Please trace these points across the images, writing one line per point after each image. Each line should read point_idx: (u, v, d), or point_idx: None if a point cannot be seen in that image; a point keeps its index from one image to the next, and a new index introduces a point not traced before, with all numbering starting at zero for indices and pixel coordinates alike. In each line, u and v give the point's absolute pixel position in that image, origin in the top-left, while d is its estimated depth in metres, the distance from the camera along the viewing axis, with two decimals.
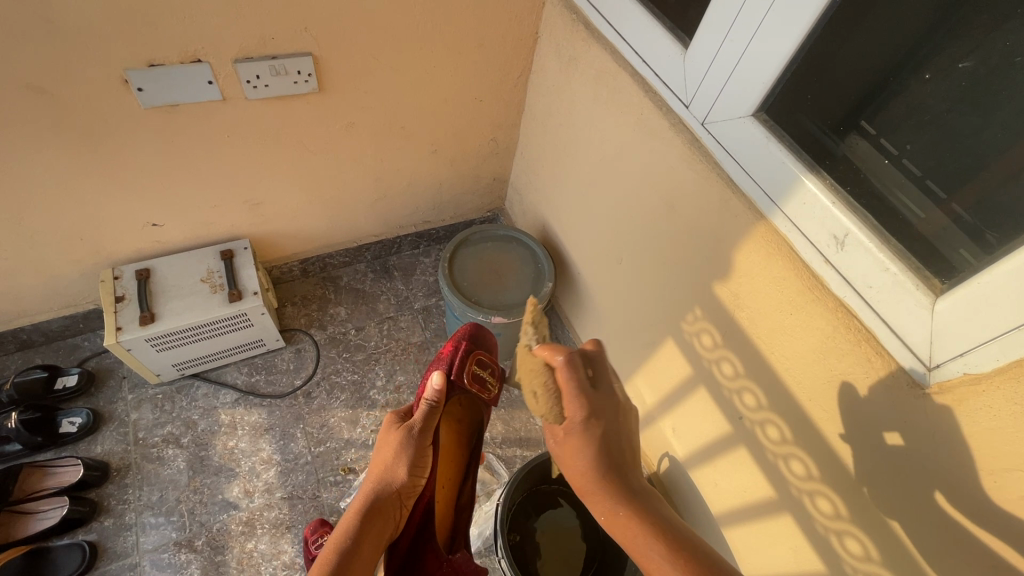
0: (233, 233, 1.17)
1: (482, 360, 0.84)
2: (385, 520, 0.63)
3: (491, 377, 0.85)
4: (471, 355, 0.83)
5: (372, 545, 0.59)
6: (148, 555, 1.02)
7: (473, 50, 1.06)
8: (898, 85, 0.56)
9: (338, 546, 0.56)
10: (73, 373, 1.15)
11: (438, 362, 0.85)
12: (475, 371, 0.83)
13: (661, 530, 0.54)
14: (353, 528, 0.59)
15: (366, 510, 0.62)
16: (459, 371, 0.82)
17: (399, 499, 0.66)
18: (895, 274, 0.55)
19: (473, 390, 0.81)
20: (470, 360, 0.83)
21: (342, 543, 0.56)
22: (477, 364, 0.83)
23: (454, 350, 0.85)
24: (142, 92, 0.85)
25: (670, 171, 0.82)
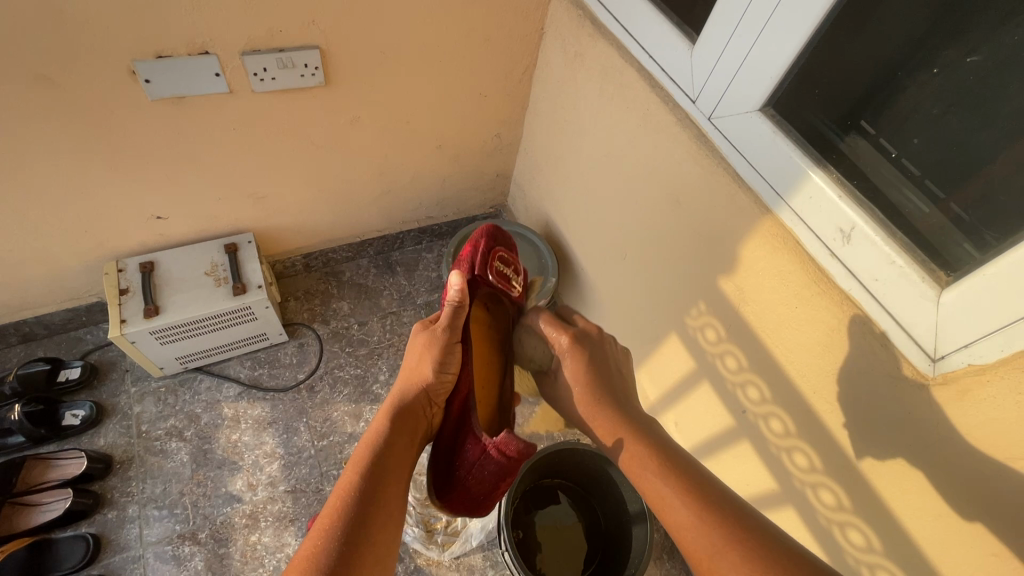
0: (238, 227, 1.17)
1: (504, 257, 0.84)
2: (415, 420, 0.67)
3: (515, 275, 0.85)
4: (493, 254, 0.82)
5: (404, 441, 0.63)
6: (152, 546, 1.02)
7: (479, 45, 1.06)
8: (906, 79, 0.57)
9: (372, 444, 0.60)
10: (76, 366, 1.15)
11: (460, 262, 0.83)
12: (498, 268, 0.83)
13: (658, 453, 0.60)
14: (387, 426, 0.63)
15: (397, 411, 0.66)
16: (483, 267, 0.81)
17: (428, 399, 0.70)
18: (900, 267, 0.56)
19: (499, 286, 0.82)
20: (493, 257, 0.82)
21: (377, 440, 0.61)
22: (499, 260, 0.83)
23: (473, 250, 0.83)
24: (149, 83, 0.85)
25: (676, 165, 0.83)
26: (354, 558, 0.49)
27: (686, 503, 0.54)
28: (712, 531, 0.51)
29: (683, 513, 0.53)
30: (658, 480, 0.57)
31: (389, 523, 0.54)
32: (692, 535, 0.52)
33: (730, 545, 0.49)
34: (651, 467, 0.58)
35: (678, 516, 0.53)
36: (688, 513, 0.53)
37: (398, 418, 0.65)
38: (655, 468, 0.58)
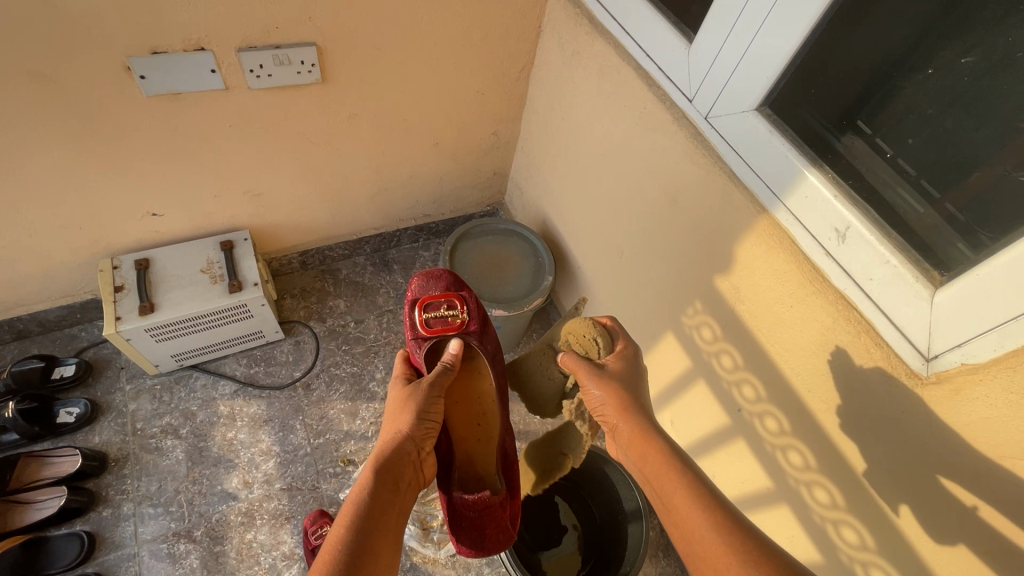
0: (233, 224, 1.17)
1: (433, 304, 0.86)
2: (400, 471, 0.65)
3: (453, 310, 0.86)
4: (418, 308, 0.86)
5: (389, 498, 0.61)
6: (147, 544, 1.02)
7: (477, 42, 1.06)
8: (902, 80, 0.57)
9: (358, 501, 0.58)
10: (71, 363, 1.14)
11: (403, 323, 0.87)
12: (436, 314, 0.85)
13: (672, 457, 0.60)
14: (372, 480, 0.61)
15: (380, 463, 0.64)
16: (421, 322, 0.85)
17: (415, 447, 0.69)
18: (895, 266, 0.56)
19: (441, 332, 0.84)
20: (424, 308, 0.86)
21: (362, 498, 0.59)
22: (433, 309, 0.86)
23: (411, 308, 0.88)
24: (144, 79, 0.84)
25: (672, 164, 0.83)
26: None
27: (703, 517, 0.53)
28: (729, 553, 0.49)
29: (700, 520, 0.53)
30: (681, 486, 0.57)
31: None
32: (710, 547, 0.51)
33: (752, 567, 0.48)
34: (668, 473, 0.58)
35: (695, 528, 0.53)
36: (705, 527, 0.52)
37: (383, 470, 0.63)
38: (668, 473, 0.58)
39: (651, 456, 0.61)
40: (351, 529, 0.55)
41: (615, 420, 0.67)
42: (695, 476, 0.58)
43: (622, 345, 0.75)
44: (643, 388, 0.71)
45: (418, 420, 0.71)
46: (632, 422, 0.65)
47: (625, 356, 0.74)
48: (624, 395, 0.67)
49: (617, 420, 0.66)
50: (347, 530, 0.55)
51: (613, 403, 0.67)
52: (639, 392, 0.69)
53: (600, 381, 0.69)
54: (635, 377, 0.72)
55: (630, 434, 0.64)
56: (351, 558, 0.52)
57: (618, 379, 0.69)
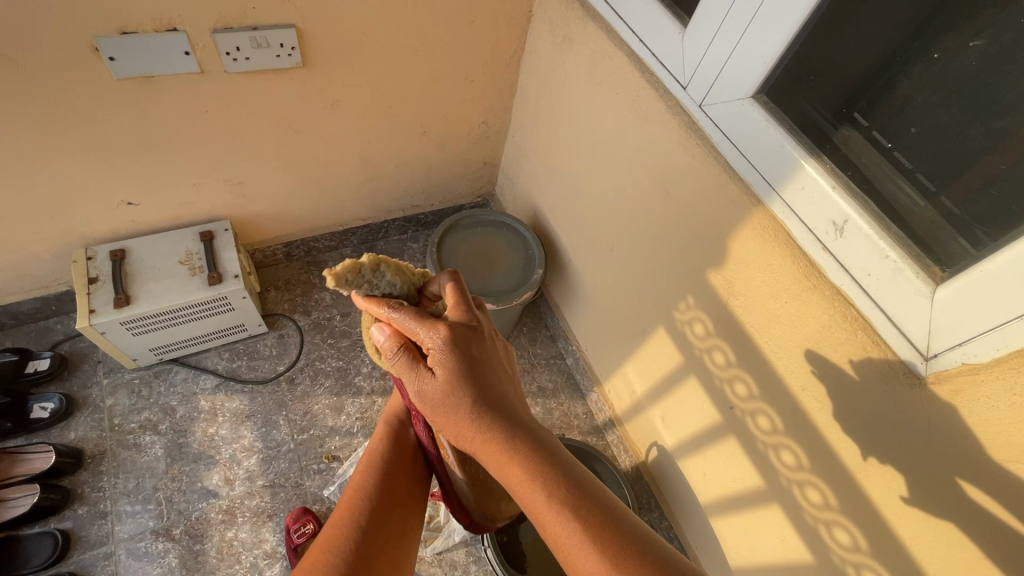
0: (214, 214, 1.13)
1: None
2: (404, 444, 0.76)
3: None
4: None
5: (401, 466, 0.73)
6: (124, 543, 0.99)
7: (465, 27, 1.02)
8: (906, 66, 0.54)
9: (376, 453, 0.74)
10: (45, 357, 1.11)
11: None
12: None
13: (532, 457, 0.52)
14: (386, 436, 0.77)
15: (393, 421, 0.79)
16: None
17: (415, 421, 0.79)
18: (895, 262, 0.54)
19: None
20: None
21: (377, 465, 0.72)
22: None
23: None
24: (113, 61, 0.80)
25: (666, 155, 0.80)
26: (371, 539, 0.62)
27: (568, 520, 0.48)
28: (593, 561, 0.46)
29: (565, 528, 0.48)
30: (542, 492, 0.50)
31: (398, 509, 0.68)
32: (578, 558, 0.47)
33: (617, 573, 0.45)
34: (523, 476, 0.51)
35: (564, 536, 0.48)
36: (574, 533, 0.47)
37: (392, 449, 0.75)
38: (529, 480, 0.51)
39: (501, 463, 0.52)
40: (364, 504, 0.66)
41: (448, 423, 0.55)
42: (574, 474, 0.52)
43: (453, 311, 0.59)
44: (490, 364, 0.58)
45: None
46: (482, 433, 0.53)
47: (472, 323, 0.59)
48: (457, 391, 0.54)
49: (457, 428, 0.55)
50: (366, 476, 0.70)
51: (449, 405, 0.54)
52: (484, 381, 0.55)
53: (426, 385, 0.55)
54: (460, 332, 0.56)
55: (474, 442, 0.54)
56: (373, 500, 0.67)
57: (456, 375, 0.54)
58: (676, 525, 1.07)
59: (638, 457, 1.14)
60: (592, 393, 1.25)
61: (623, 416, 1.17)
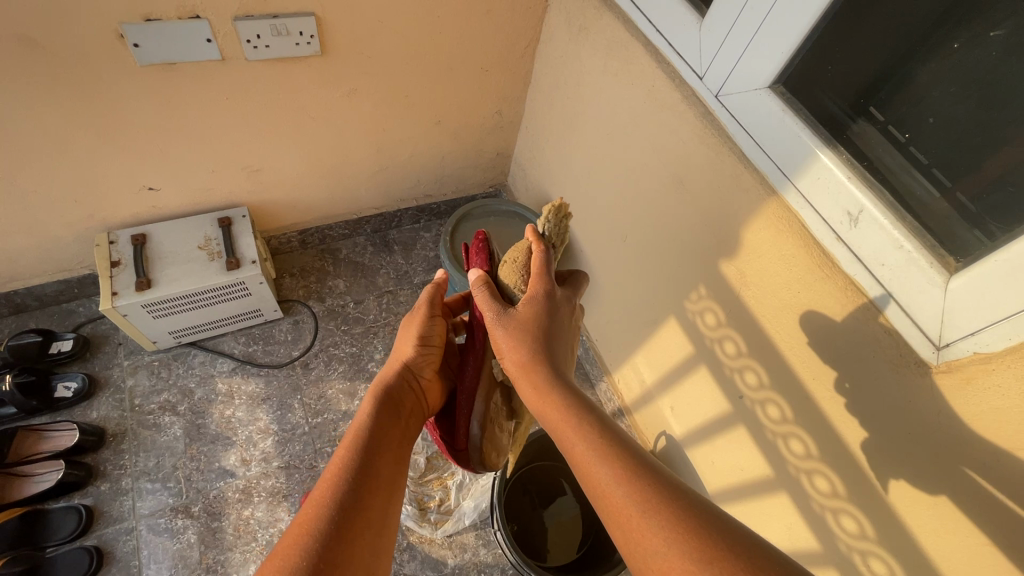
0: (231, 200, 1.15)
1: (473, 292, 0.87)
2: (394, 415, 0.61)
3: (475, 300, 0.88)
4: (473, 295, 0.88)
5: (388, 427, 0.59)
6: (145, 519, 1.02)
7: (482, 16, 1.02)
8: (926, 56, 0.53)
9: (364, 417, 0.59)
10: (68, 338, 1.14)
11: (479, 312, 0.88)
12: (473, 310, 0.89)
13: (593, 423, 0.53)
14: (376, 399, 0.62)
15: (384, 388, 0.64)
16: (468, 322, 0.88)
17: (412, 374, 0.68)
18: (909, 252, 0.54)
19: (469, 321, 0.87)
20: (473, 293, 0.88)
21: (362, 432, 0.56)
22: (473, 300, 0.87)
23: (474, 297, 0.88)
24: (138, 48, 0.82)
25: (681, 145, 0.81)
26: (352, 519, 0.47)
27: (630, 493, 0.45)
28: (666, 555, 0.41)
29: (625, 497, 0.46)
30: (606, 471, 0.48)
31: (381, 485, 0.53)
32: (629, 520, 0.45)
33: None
34: (583, 432, 0.52)
35: (611, 496, 0.46)
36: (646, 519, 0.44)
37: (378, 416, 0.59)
38: (580, 438, 0.51)
39: (556, 418, 0.54)
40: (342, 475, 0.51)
41: (518, 378, 0.60)
42: (619, 440, 0.51)
43: (537, 281, 0.64)
44: (560, 326, 0.64)
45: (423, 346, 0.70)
46: (537, 379, 0.58)
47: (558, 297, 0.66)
48: (530, 349, 0.60)
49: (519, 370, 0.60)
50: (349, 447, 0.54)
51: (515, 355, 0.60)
52: (551, 344, 0.62)
53: (505, 328, 0.61)
54: (546, 321, 0.63)
55: (531, 396, 0.58)
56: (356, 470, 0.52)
57: (529, 323, 0.62)
58: None
59: (646, 446, 1.16)
60: (602, 382, 1.26)
61: (631, 405, 1.18)
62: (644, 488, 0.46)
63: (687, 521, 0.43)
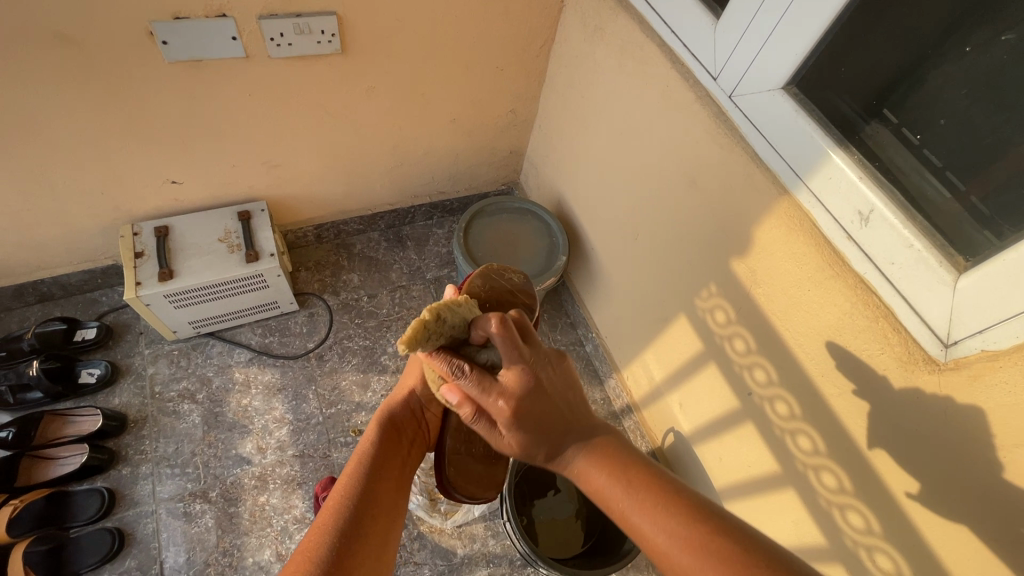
0: (251, 194, 1.18)
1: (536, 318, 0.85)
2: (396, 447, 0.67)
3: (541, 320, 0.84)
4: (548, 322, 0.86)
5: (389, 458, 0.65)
6: (164, 503, 1.05)
7: (499, 16, 1.04)
8: (939, 59, 0.54)
9: (369, 447, 0.65)
10: (92, 327, 1.17)
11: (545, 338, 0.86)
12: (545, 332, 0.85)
13: (624, 475, 0.50)
14: (380, 429, 0.68)
15: (387, 419, 0.71)
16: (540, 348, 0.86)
17: (417, 408, 0.76)
18: (919, 250, 0.55)
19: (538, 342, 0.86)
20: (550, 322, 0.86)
21: (365, 461, 0.62)
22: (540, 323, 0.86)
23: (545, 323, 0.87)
24: (166, 45, 0.84)
25: (695, 145, 0.82)
26: (354, 540, 0.52)
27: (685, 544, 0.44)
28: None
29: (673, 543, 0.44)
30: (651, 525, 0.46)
31: (383, 511, 0.58)
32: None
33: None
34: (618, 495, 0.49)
35: (685, 572, 0.43)
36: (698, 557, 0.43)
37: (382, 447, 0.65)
38: (636, 506, 0.47)
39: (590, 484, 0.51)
40: (350, 499, 0.56)
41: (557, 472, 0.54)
42: (648, 477, 0.49)
43: (495, 398, 0.52)
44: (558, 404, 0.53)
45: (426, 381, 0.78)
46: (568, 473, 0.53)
47: (529, 368, 0.53)
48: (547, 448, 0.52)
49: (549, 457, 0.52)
50: (355, 474, 0.60)
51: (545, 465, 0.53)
52: (562, 429, 0.53)
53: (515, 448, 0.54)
54: (537, 421, 0.52)
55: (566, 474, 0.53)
56: (359, 496, 0.57)
57: (528, 433, 0.52)
58: None
59: (654, 442, 1.17)
60: (611, 379, 1.27)
61: (640, 402, 1.19)
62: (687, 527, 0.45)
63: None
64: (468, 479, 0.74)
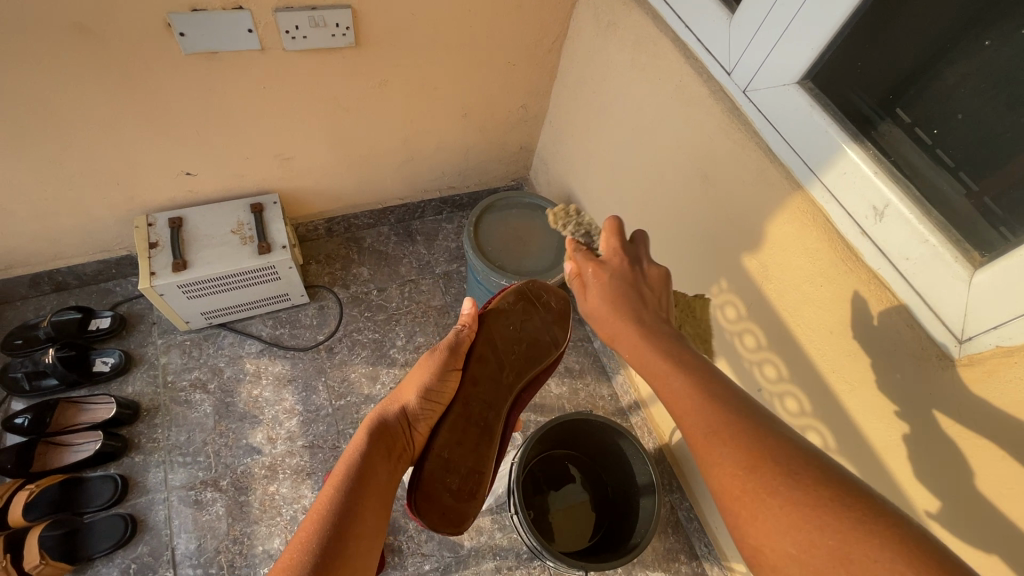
0: (263, 187, 1.19)
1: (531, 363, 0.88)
2: (381, 462, 0.66)
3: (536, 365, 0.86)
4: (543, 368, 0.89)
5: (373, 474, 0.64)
6: (176, 491, 1.06)
7: (512, 11, 1.04)
8: (957, 53, 0.54)
9: (354, 457, 0.65)
10: (106, 316, 1.19)
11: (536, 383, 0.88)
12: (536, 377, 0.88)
13: (672, 352, 0.55)
14: (368, 438, 0.68)
15: (377, 428, 0.70)
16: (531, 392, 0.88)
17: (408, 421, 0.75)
18: (934, 246, 0.55)
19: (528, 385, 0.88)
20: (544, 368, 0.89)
21: (348, 475, 0.62)
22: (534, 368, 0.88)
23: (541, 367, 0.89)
24: (183, 37, 0.85)
25: (707, 140, 0.82)
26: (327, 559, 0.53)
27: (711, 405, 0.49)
28: (773, 508, 0.42)
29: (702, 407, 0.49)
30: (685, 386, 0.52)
31: (362, 532, 0.58)
32: (727, 466, 0.45)
33: (800, 535, 0.40)
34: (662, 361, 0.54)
35: (701, 424, 0.48)
36: (718, 421, 0.48)
37: (367, 460, 0.65)
38: (681, 377, 0.52)
39: (634, 348, 0.57)
40: (330, 516, 0.56)
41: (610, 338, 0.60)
42: (695, 363, 0.54)
43: (592, 261, 0.64)
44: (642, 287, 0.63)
45: (425, 397, 0.76)
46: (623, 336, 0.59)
47: (625, 256, 0.64)
48: (616, 309, 0.60)
49: (614, 328, 0.60)
50: (336, 488, 0.60)
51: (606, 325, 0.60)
52: (635, 304, 0.61)
53: (591, 303, 0.62)
54: (619, 285, 0.62)
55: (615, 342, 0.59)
56: (339, 514, 0.57)
57: (609, 292, 0.61)
58: (697, 503, 1.09)
59: (662, 439, 1.17)
60: (619, 375, 1.28)
61: (648, 398, 1.20)
62: (719, 398, 0.50)
63: (800, 478, 0.42)
64: (435, 509, 0.73)
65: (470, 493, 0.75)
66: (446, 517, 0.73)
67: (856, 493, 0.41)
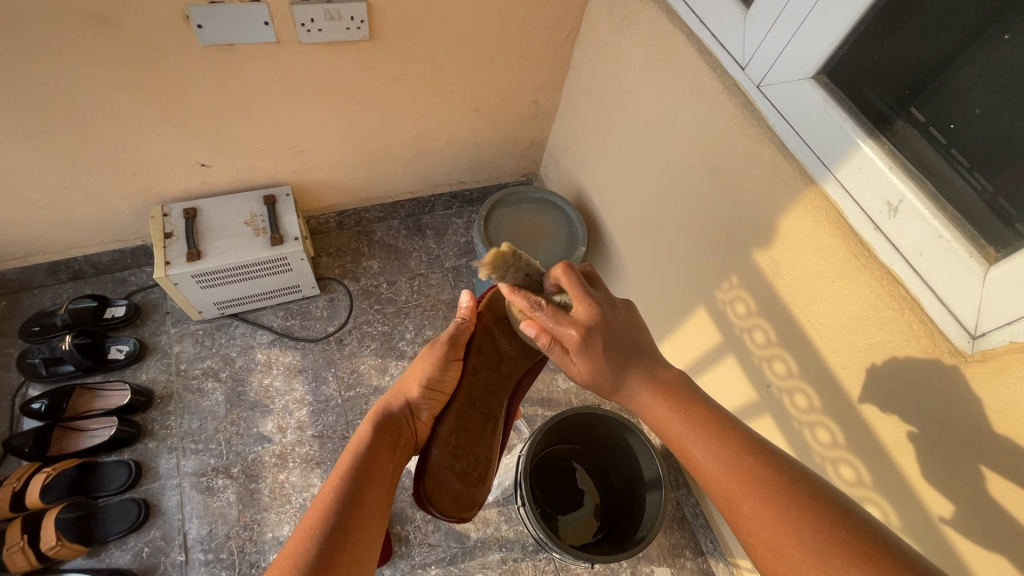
0: (277, 179, 1.20)
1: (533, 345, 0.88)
2: (385, 451, 0.67)
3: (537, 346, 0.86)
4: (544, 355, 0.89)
5: (378, 464, 0.64)
6: (188, 477, 1.08)
7: (525, 5, 1.04)
8: (977, 46, 0.53)
9: (359, 449, 0.65)
10: (121, 305, 1.21)
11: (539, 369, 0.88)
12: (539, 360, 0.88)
13: (682, 408, 0.55)
14: (372, 429, 0.69)
15: (381, 419, 0.71)
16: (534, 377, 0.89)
17: (412, 413, 0.75)
18: (948, 241, 0.55)
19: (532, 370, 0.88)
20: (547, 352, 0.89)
21: (353, 465, 0.62)
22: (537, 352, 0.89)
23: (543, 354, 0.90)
24: (201, 29, 0.86)
25: (720, 135, 0.82)
26: (337, 545, 0.53)
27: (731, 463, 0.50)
28: (762, 512, 0.47)
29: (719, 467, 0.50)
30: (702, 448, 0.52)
31: (370, 518, 0.58)
32: (760, 534, 0.46)
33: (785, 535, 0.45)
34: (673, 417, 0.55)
35: (721, 483, 0.50)
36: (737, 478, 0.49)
37: (371, 450, 0.65)
38: (694, 436, 0.53)
39: (647, 410, 0.57)
40: (337, 504, 0.57)
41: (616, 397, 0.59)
42: (707, 411, 0.54)
43: (568, 326, 0.57)
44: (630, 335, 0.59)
45: (428, 388, 0.77)
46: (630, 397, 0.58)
47: (598, 305, 0.59)
48: (607, 373, 0.57)
49: (611, 387, 0.58)
50: (343, 478, 0.60)
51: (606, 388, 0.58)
52: (628, 360, 0.58)
53: (580, 369, 0.59)
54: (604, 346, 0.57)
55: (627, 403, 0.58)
56: (345, 502, 0.57)
57: (598, 358, 0.57)
58: (703, 499, 1.10)
59: None
60: None
61: None
62: (732, 451, 0.50)
63: (822, 531, 0.44)
64: (444, 494, 0.73)
65: (477, 478, 0.77)
66: (452, 504, 0.74)
67: (858, 525, 0.43)
